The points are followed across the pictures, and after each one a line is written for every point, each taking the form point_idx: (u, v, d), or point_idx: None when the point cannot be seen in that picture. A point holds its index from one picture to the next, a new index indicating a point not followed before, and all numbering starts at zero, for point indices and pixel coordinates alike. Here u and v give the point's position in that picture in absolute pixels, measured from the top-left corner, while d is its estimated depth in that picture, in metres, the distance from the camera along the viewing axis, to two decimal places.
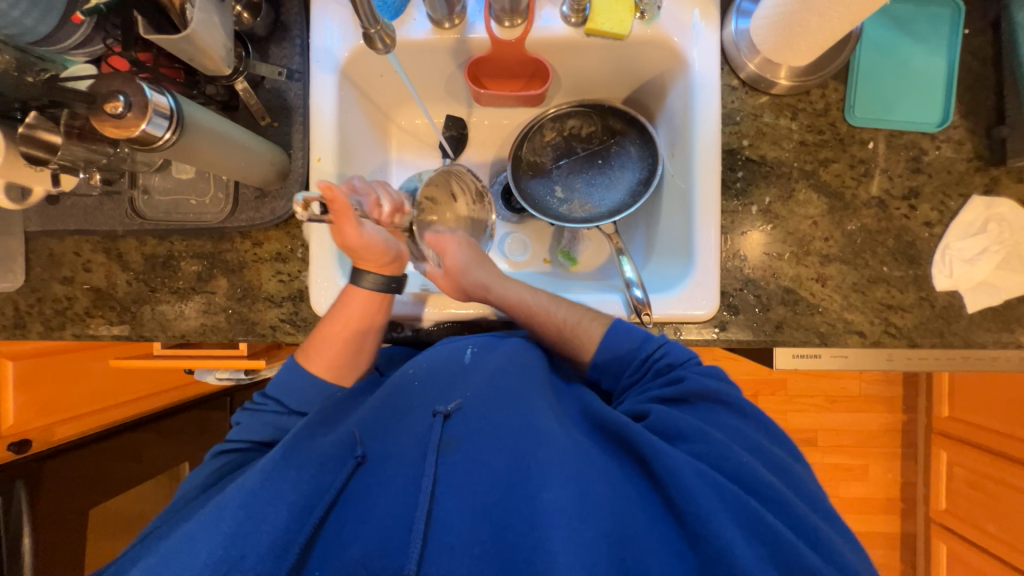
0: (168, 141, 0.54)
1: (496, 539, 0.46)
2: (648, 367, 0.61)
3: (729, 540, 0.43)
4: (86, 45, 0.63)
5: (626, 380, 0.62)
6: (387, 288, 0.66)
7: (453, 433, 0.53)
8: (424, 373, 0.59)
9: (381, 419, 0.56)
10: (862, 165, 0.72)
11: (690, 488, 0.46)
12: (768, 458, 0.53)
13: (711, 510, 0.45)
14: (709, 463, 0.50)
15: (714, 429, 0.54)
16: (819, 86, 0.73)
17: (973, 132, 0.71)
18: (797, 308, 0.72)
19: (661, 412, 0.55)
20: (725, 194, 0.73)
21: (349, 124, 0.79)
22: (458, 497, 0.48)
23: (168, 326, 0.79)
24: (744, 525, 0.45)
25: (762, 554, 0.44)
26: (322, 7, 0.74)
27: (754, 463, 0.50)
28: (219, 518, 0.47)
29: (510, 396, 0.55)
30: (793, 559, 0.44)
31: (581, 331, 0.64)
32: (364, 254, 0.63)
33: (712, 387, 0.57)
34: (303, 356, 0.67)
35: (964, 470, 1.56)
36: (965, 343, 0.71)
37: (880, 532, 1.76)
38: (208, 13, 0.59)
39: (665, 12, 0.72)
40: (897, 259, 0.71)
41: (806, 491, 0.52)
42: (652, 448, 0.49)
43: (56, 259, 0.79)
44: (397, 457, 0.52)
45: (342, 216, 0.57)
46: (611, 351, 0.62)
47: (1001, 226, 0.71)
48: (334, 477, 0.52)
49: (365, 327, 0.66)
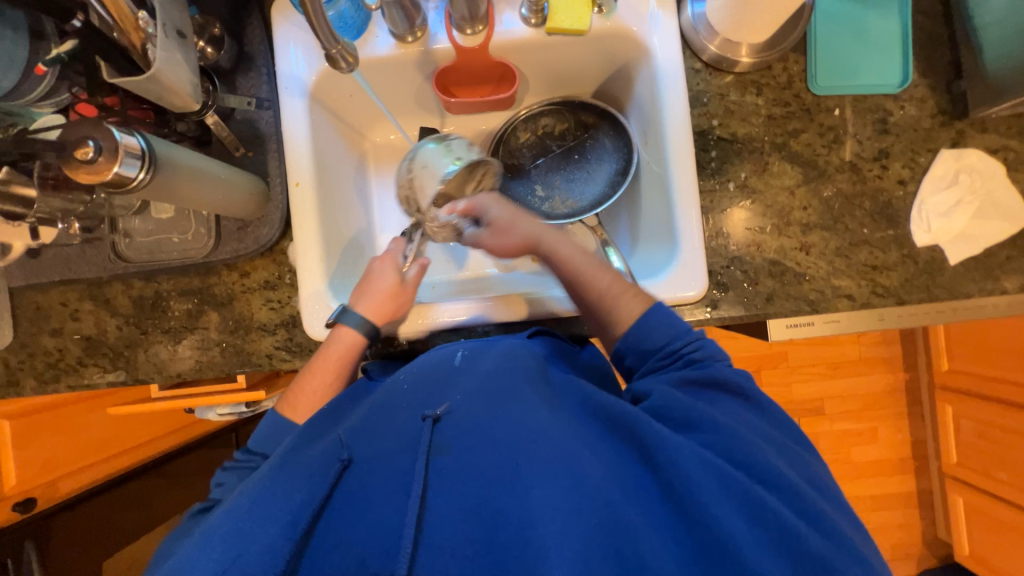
0: (143, 180, 0.54)
1: (487, 537, 0.45)
2: (675, 356, 0.59)
3: (726, 524, 0.45)
4: (54, 95, 0.61)
5: (649, 366, 0.60)
6: (366, 339, 0.70)
7: (444, 438, 0.52)
8: (415, 377, 0.60)
9: (368, 423, 0.55)
10: (831, 132, 0.73)
11: (687, 475, 0.47)
12: (777, 444, 0.53)
13: (709, 497, 0.46)
14: (710, 448, 0.50)
15: (728, 416, 0.54)
16: (780, 59, 0.74)
17: (934, 89, 0.73)
18: (785, 278, 0.73)
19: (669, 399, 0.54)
20: (701, 175, 0.74)
21: (324, 145, 0.79)
22: (451, 498, 0.48)
23: (163, 367, 0.78)
24: (743, 509, 0.46)
25: (762, 536, 0.45)
26: (284, 34, 0.75)
27: (764, 452, 0.50)
28: (209, 545, 0.46)
29: (501, 394, 0.55)
30: (796, 544, 0.45)
31: (618, 312, 0.63)
32: (378, 295, 0.72)
33: (731, 377, 0.56)
34: (286, 411, 0.69)
35: (971, 422, 1.56)
36: (952, 295, 0.72)
37: (896, 493, 1.77)
38: (172, 52, 0.59)
39: (622, 3, 0.73)
40: (876, 220, 0.73)
41: (816, 476, 0.53)
42: (655, 437, 0.50)
43: (43, 312, 0.79)
44: (383, 460, 0.51)
45: (417, 273, 0.76)
46: (644, 334, 0.60)
47: (972, 176, 0.72)
48: (319, 485, 0.51)
49: (350, 374, 0.71)
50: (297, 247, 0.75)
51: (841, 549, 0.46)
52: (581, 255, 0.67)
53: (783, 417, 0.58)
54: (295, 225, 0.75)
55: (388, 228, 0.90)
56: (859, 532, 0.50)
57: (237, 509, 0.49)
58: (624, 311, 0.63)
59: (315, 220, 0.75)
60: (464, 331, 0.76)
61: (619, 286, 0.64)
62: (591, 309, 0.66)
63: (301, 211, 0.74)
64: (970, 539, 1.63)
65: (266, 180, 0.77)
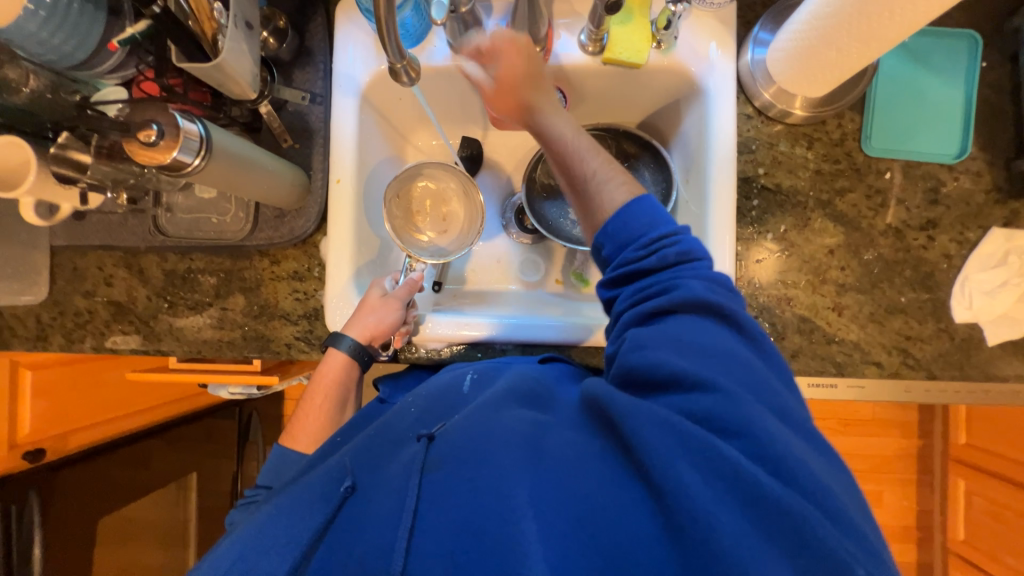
0: (197, 167, 0.54)
1: (469, 538, 0.44)
2: (653, 250, 0.53)
3: (683, 487, 0.41)
4: (121, 69, 0.64)
5: (622, 259, 0.55)
6: (358, 359, 0.72)
7: (437, 454, 0.51)
8: (423, 403, 0.61)
9: (371, 446, 0.56)
10: (879, 195, 0.72)
11: (646, 443, 0.44)
12: (744, 377, 0.48)
13: (666, 458, 0.42)
14: (672, 408, 0.46)
15: (700, 352, 0.48)
16: (836, 116, 0.73)
17: (992, 164, 0.71)
18: (813, 337, 0.71)
19: (640, 336, 0.50)
20: (740, 221, 0.73)
21: (368, 145, 0.80)
22: (435, 500, 0.47)
23: (185, 341, 0.80)
24: (706, 471, 0.42)
25: (727, 499, 0.41)
26: (345, 33, 0.76)
27: (727, 392, 0.45)
28: (219, 567, 0.48)
29: (492, 405, 0.54)
30: (768, 504, 0.40)
31: (600, 202, 0.58)
32: (366, 314, 0.71)
33: (712, 301, 0.50)
34: (289, 440, 0.74)
35: (982, 500, 1.51)
36: (986, 376, 0.70)
37: (894, 560, 1.72)
38: (239, 42, 0.61)
39: (681, 41, 0.73)
40: (915, 289, 0.71)
41: (796, 416, 0.47)
42: (620, 407, 0.47)
43: (79, 273, 0.81)
44: (383, 483, 0.51)
45: (404, 288, 0.74)
46: (625, 220, 0.55)
47: (1022, 259, 0.69)
48: (322, 510, 0.52)
49: (343, 394, 0.73)
50: (330, 243, 0.76)
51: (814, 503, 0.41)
52: (583, 133, 0.62)
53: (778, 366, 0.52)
54: (328, 224, 0.76)
55: None
56: (860, 511, 0.45)
57: (246, 534, 0.51)
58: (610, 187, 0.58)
59: (350, 219, 0.76)
60: (480, 347, 0.77)
61: (605, 161, 0.59)
62: (572, 186, 0.61)
63: (337, 209, 0.75)
64: None
65: (308, 174, 0.78)
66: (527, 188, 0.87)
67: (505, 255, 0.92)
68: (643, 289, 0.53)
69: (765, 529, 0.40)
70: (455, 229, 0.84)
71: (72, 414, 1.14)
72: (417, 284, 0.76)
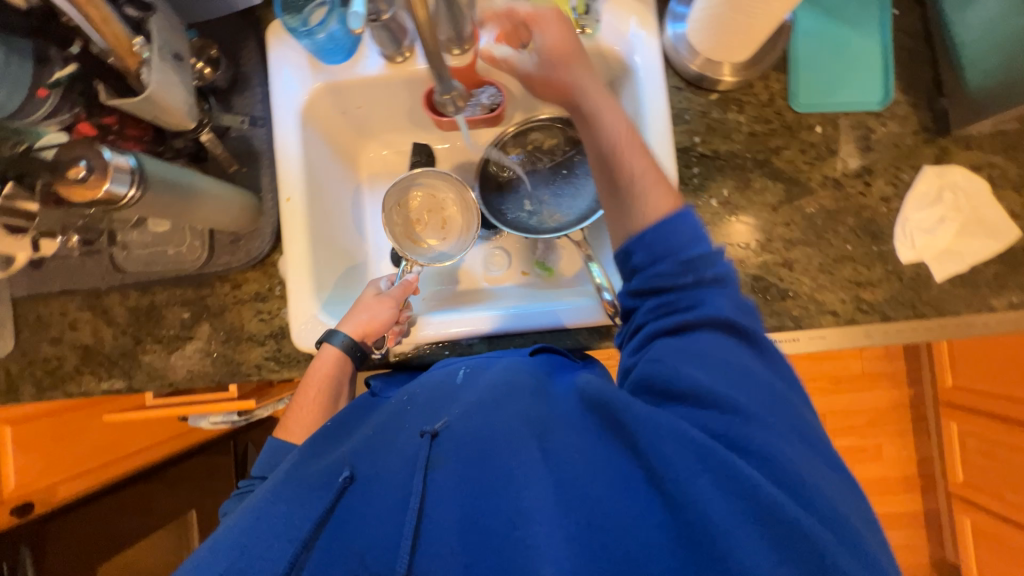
0: (133, 197, 0.55)
1: (478, 539, 0.46)
2: (690, 269, 0.55)
3: (701, 501, 0.43)
4: (55, 116, 0.62)
5: (654, 272, 0.56)
6: (352, 355, 0.71)
7: (441, 452, 0.53)
8: (417, 398, 0.62)
9: (371, 443, 0.57)
10: (813, 149, 0.74)
11: (664, 456, 0.45)
12: (765, 396, 0.50)
13: (686, 474, 0.44)
14: (692, 423, 0.48)
15: (728, 371, 0.50)
16: (761, 78, 0.75)
17: (916, 106, 0.73)
18: (768, 294, 0.73)
19: (665, 351, 0.53)
20: (683, 190, 0.75)
21: (316, 161, 0.81)
22: (445, 505, 0.49)
23: (157, 375, 0.80)
24: (721, 483, 0.44)
25: (743, 512, 0.43)
26: (278, 55, 0.78)
27: (747, 413, 0.47)
28: (217, 556, 0.49)
29: (493, 402, 0.56)
30: (776, 513, 0.42)
31: (644, 201, 0.60)
32: (361, 311, 0.73)
33: (727, 326, 0.53)
34: (283, 432, 0.71)
35: (976, 440, 1.52)
36: (940, 312, 0.71)
37: (902, 512, 1.72)
38: (167, 73, 0.62)
39: (604, 24, 0.75)
40: (859, 236, 0.73)
41: (807, 428, 0.50)
42: (635, 417, 0.48)
43: (43, 321, 0.81)
44: (385, 478, 0.53)
45: (399, 287, 0.76)
46: (669, 231, 0.56)
47: (955, 193, 0.72)
48: (320, 501, 0.52)
49: (338, 388, 0.72)
50: (288, 260, 0.77)
51: (816, 515, 0.43)
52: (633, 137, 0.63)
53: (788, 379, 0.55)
54: (285, 241, 0.77)
55: (381, 241, 0.92)
56: (862, 519, 0.46)
57: (240, 522, 0.52)
58: (651, 200, 0.59)
59: (304, 235, 0.77)
60: (447, 344, 0.78)
61: (652, 173, 0.60)
62: (613, 186, 0.62)
63: (291, 226, 0.77)
64: (977, 561, 1.58)
65: (259, 196, 0.79)
66: (481, 185, 0.88)
67: (472, 253, 0.93)
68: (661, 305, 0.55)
69: (779, 541, 0.42)
70: (455, 233, 0.86)
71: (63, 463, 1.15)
72: (413, 287, 0.77)
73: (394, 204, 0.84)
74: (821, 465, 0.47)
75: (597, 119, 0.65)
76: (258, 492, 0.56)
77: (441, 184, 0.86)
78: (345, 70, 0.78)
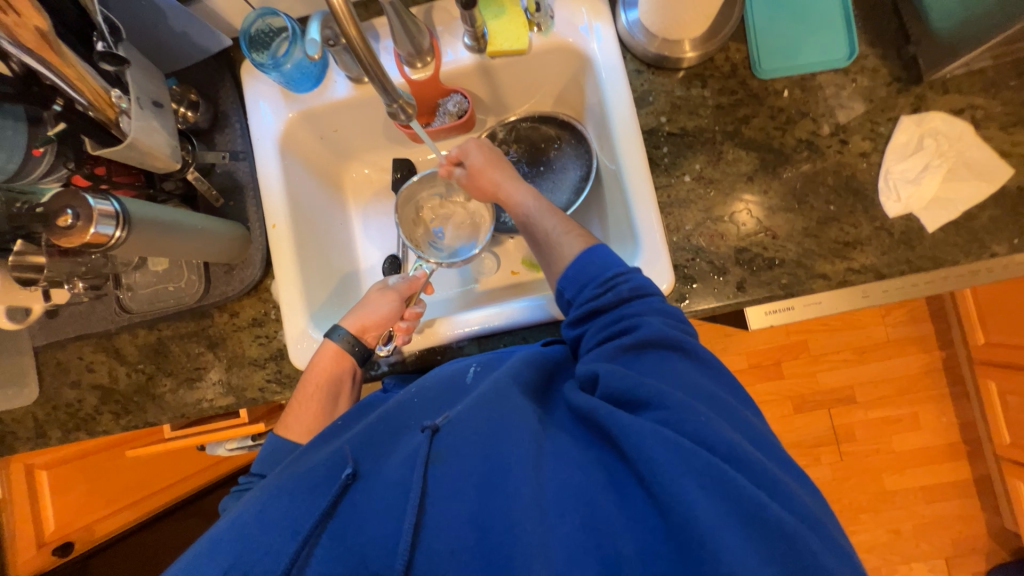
0: (120, 238, 0.59)
1: (478, 535, 0.47)
2: (609, 288, 0.59)
3: (687, 500, 0.42)
4: (54, 171, 0.67)
5: (584, 300, 0.60)
6: (351, 350, 0.72)
7: (440, 447, 0.53)
8: (424, 390, 0.62)
9: (372, 436, 0.56)
10: (783, 114, 0.73)
11: (648, 458, 0.45)
12: (727, 410, 0.51)
13: (669, 474, 0.44)
14: (672, 425, 0.48)
15: (676, 389, 0.51)
16: (721, 50, 0.75)
17: (885, 58, 0.72)
18: (753, 265, 0.71)
19: (612, 375, 0.52)
20: (654, 171, 0.75)
21: (298, 188, 0.84)
22: (445, 503, 0.49)
23: (170, 408, 0.84)
24: (709, 486, 0.43)
25: (729, 513, 0.42)
26: (253, 91, 0.82)
27: (713, 421, 0.48)
28: (218, 551, 0.49)
29: (496, 395, 0.55)
30: (758, 514, 0.42)
31: (560, 250, 0.66)
32: (363, 305, 0.75)
33: (674, 336, 0.55)
34: (282, 429, 0.70)
35: (1017, 397, 1.44)
36: (938, 263, 0.68)
37: (949, 482, 1.61)
38: (147, 120, 0.66)
39: (558, 19, 0.76)
40: (842, 195, 0.71)
41: (759, 436, 0.51)
42: (616, 422, 0.49)
43: (63, 366, 0.86)
44: (387, 471, 0.52)
45: (405, 283, 0.78)
46: (583, 266, 0.61)
47: (938, 140, 0.70)
48: (325, 494, 0.52)
49: (340, 385, 0.72)
50: (280, 283, 0.80)
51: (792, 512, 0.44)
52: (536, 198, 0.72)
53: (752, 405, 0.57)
54: (274, 263, 0.80)
55: (371, 257, 0.95)
56: (828, 517, 0.49)
57: (244, 516, 0.51)
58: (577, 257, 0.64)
59: (292, 256, 0.79)
60: (439, 349, 0.79)
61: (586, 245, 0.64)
62: (538, 249, 0.70)
63: (278, 250, 0.80)
64: None
65: (248, 227, 0.83)
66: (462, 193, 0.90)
67: None
68: (612, 329, 0.57)
69: (766, 543, 0.42)
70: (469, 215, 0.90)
71: (77, 507, 1.24)
72: (419, 284, 0.80)
73: (410, 215, 0.88)
74: (791, 478, 0.49)
75: (513, 199, 0.74)
76: (263, 484, 0.56)
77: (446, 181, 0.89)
78: (315, 96, 0.81)
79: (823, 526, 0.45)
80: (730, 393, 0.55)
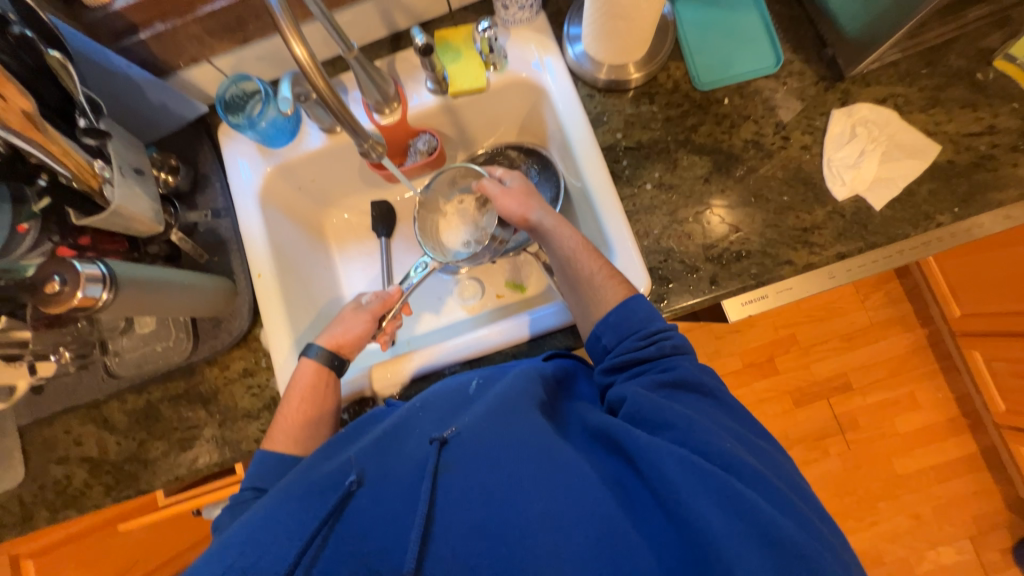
0: (107, 300, 0.60)
1: (488, 544, 0.46)
2: (652, 341, 0.60)
3: (706, 521, 0.43)
4: (37, 248, 0.64)
5: (623, 351, 0.61)
6: (330, 365, 0.73)
7: (450, 458, 0.53)
8: (430, 402, 0.62)
9: (382, 446, 0.56)
10: (726, 120, 0.79)
11: (670, 482, 0.46)
12: (750, 446, 0.52)
13: (690, 496, 0.45)
14: (690, 447, 0.49)
15: (703, 419, 0.52)
16: (662, 69, 0.82)
17: (808, 61, 0.79)
18: (723, 259, 0.75)
19: (639, 402, 0.54)
20: (617, 183, 0.79)
21: (280, 237, 0.87)
22: (455, 514, 0.49)
23: (162, 473, 0.82)
24: (728, 509, 0.44)
25: (748, 534, 0.43)
26: (232, 150, 0.86)
27: (737, 449, 0.49)
28: (222, 554, 0.48)
29: (506, 409, 0.56)
30: (777, 538, 0.43)
31: (600, 297, 0.66)
32: (335, 324, 0.77)
33: (699, 376, 0.57)
34: (271, 443, 0.69)
35: (1004, 363, 1.47)
36: (890, 239, 0.73)
37: (958, 458, 1.61)
38: (129, 187, 0.70)
39: (511, 57, 0.83)
40: (793, 186, 0.76)
41: (784, 472, 0.52)
42: (636, 444, 0.50)
43: (49, 444, 0.84)
44: (394, 481, 0.52)
45: (378, 301, 0.79)
46: (626, 316, 0.62)
47: (869, 127, 0.76)
48: (330, 499, 0.51)
49: (323, 397, 0.72)
50: (268, 329, 0.81)
51: (808, 534, 0.45)
52: (580, 245, 0.70)
53: (740, 407, 0.58)
54: (262, 309, 0.81)
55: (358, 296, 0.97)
56: (829, 523, 0.49)
57: (249, 524, 0.51)
58: (608, 293, 0.66)
59: (279, 302, 0.81)
60: (430, 376, 0.79)
61: (607, 273, 0.67)
62: (574, 289, 0.69)
63: (266, 299, 0.81)
64: None
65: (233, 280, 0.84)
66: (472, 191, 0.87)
67: (444, 290, 0.96)
68: (642, 370, 0.59)
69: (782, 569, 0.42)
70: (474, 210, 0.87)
71: None
72: (393, 299, 0.80)
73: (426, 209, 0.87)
74: (804, 503, 0.49)
75: (555, 235, 0.72)
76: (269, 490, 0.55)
77: (471, 174, 0.85)
78: (290, 149, 0.85)
79: (843, 559, 0.46)
80: (748, 428, 0.56)
